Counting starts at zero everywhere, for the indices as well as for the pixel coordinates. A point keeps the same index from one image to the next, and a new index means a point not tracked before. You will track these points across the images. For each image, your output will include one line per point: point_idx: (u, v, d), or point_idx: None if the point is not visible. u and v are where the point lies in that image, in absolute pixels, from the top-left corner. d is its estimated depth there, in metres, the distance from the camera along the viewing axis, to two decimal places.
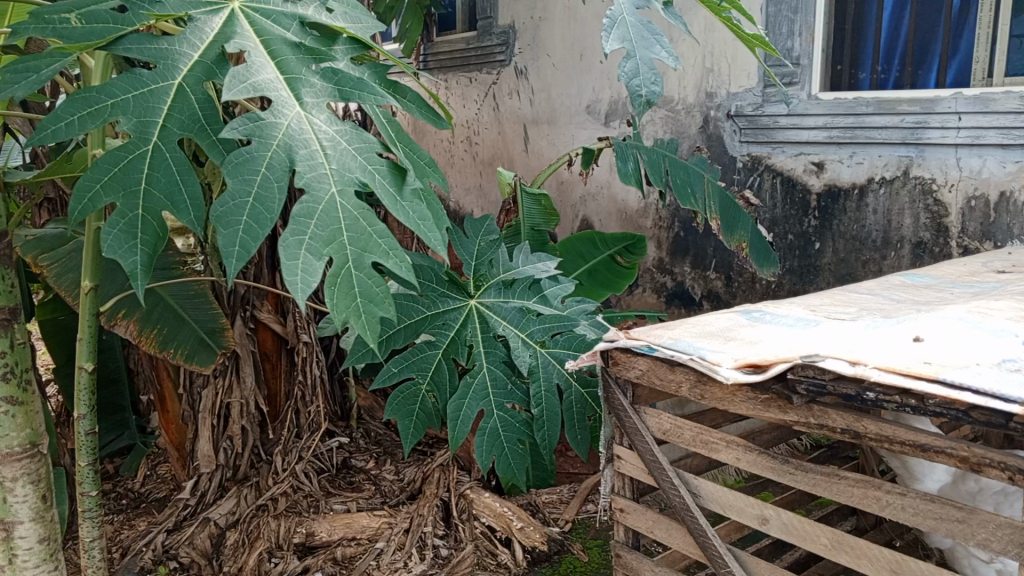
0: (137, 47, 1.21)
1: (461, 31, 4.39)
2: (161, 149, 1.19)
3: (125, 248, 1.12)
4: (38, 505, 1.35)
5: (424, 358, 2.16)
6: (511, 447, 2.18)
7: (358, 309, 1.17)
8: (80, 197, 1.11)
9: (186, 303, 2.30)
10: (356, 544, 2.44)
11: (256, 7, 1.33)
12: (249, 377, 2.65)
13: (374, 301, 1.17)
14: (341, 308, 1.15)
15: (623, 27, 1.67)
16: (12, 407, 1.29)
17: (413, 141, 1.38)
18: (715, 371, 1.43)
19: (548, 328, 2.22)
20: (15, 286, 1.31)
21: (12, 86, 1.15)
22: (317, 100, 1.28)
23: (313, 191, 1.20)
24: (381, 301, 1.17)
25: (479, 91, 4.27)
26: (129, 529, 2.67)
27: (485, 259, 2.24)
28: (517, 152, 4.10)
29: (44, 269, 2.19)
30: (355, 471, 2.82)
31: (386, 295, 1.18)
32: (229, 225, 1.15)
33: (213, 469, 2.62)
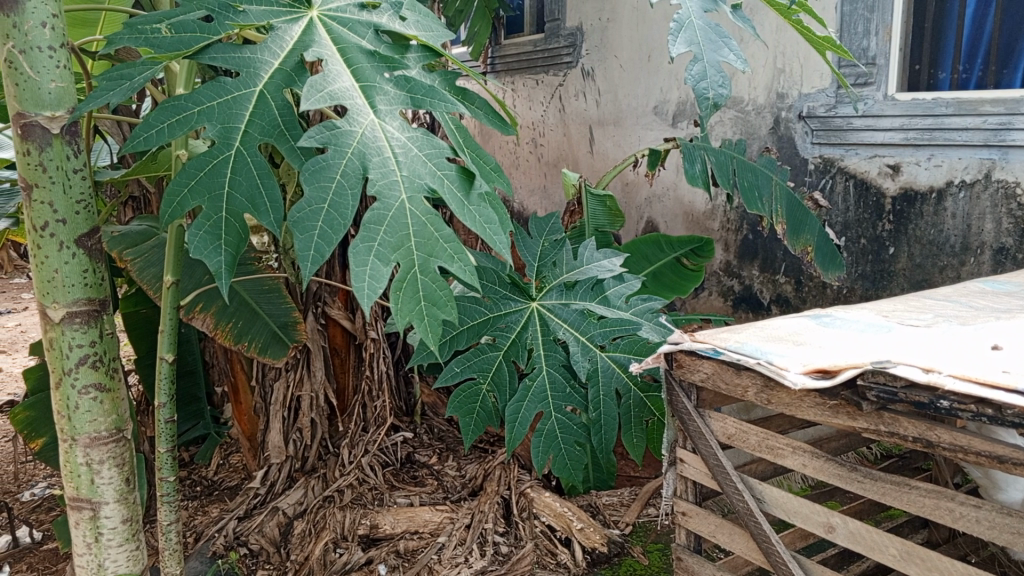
0: (222, 56, 1.27)
1: (529, 33, 4.42)
2: (243, 154, 1.24)
3: (210, 249, 1.18)
4: (121, 487, 1.42)
5: (485, 358, 2.19)
6: (568, 448, 2.18)
7: (421, 312, 1.20)
8: (170, 201, 1.18)
9: (259, 297, 2.41)
10: (418, 537, 2.48)
11: (333, 16, 1.38)
12: (318, 371, 2.75)
13: (437, 305, 1.21)
14: (406, 312, 1.20)
15: (691, 30, 1.66)
16: (101, 393, 1.36)
17: (481, 147, 1.38)
18: (782, 375, 1.41)
19: (609, 333, 2.22)
20: (105, 279, 1.36)
21: (107, 94, 1.22)
22: (390, 107, 1.32)
23: (384, 198, 1.23)
24: (443, 305, 1.21)
25: (546, 92, 4.30)
26: (202, 515, 2.78)
27: (548, 260, 2.25)
28: (583, 153, 4.10)
29: (128, 264, 2.29)
30: (418, 465, 2.86)
31: (449, 299, 1.21)
32: (304, 230, 1.20)
33: (283, 460, 2.72)
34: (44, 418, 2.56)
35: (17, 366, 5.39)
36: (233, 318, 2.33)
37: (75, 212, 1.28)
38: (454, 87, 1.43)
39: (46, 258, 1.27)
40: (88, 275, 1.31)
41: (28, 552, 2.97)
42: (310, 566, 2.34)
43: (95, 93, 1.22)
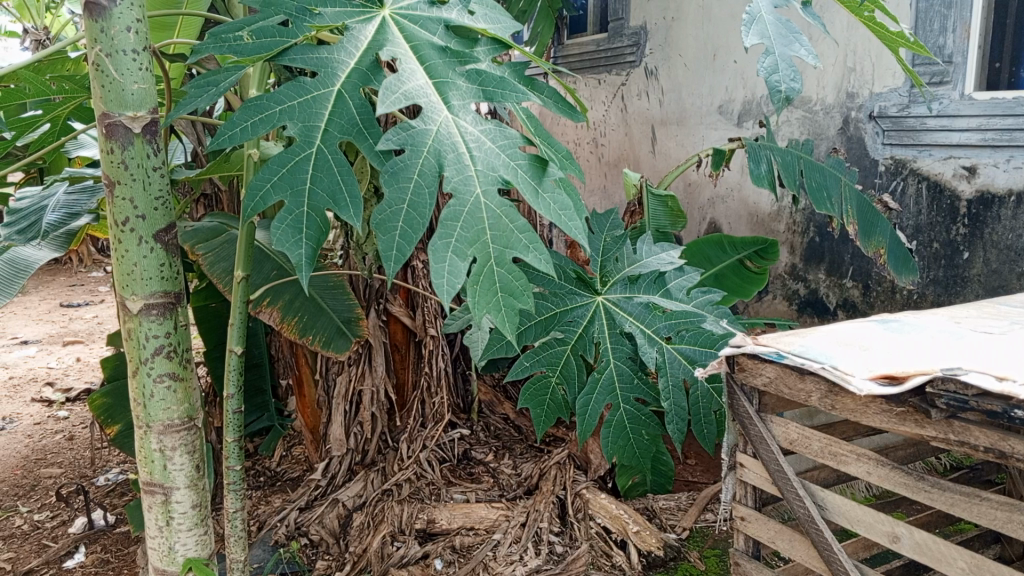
0: (300, 57, 1.31)
1: (592, 32, 4.41)
2: (324, 151, 1.27)
3: (292, 241, 1.20)
4: (192, 473, 1.48)
5: (552, 353, 2.21)
6: (637, 437, 2.21)
7: (500, 303, 1.24)
8: (253, 195, 1.22)
9: (324, 292, 2.47)
10: (474, 533, 2.50)
11: (405, 14, 1.41)
12: (379, 365, 2.80)
13: (515, 294, 1.24)
14: (484, 302, 1.23)
15: (761, 24, 1.64)
16: (175, 382, 1.42)
17: (549, 135, 1.43)
18: (847, 381, 1.38)
19: (675, 325, 2.18)
20: (180, 273, 1.42)
21: (195, 99, 1.27)
22: (463, 101, 1.33)
23: (460, 195, 1.25)
24: (521, 295, 1.24)
25: (608, 92, 4.29)
26: (265, 505, 2.86)
27: (611, 255, 2.24)
28: (644, 153, 4.08)
29: (200, 257, 2.38)
30: (474, 462, 2.89)
31: (525, 288, 1.24)
32: (387, 231, 1.22)
33: (344, 452, 2.78)
34: (119, 405, 2.68)
35: (94, 356, 5.65)
36: (298, 312, 2.40)
37: (154, 208, 1.34)
38: (522, 78, 1.45)
39: (126, 252, 1.33)
40: (164, 268, 1.37)
41: (103, 534, 3.11)
42: (367, 559, 2.37)
43: (185, 99, 1.27)
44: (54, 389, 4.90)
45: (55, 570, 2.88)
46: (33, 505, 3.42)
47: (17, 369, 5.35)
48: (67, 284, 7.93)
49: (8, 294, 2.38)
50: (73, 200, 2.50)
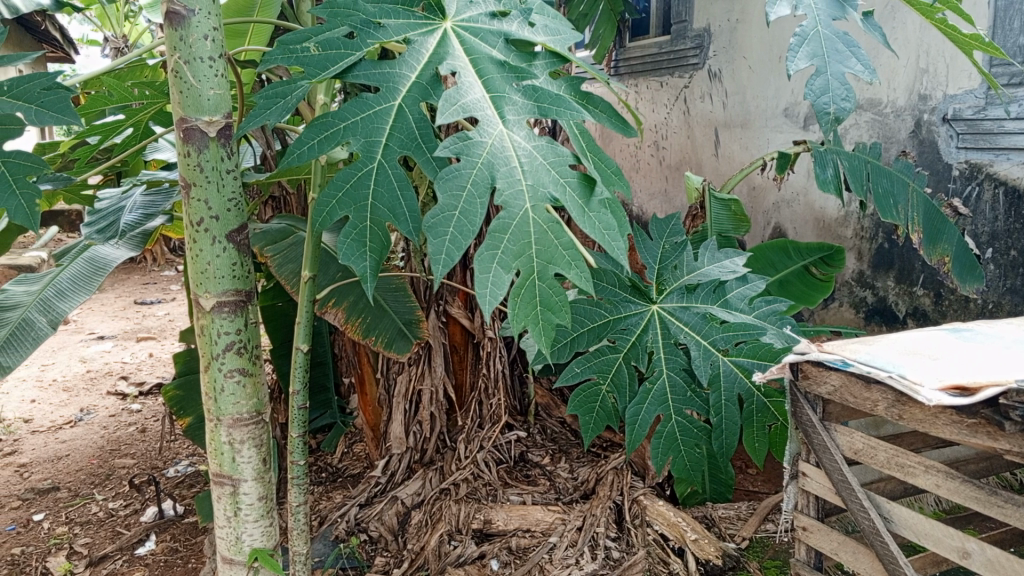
0: (364, 73, 1.34)
1: (654, 35, 4.40)
2: (385, 166, 1.29)
3: (356, 254, 1.25)
4: (259, 466, 1.53)
5: (604, 360, 2.18)
6: (688, 451, 2.17)
7: (537, 317, 1.26)
8: (320, 211, 1.25)
9: (388, 295, 2.52)
10: (531, 535, 2.51)
11: (466, 26, 1.43)
12: (439, 366, 2.84)
13: (553, 309, 1.26)
14: (522, 317, 1.25)
15: (815, 41, 1.65)
16: (244, 376, 1.47)
17: (603, 151, 1.41)
18: (915, 392, 1.34)
19: (733, 337, 2.12)
20: (251, 272, 1.47)
21: (266, 112, 1.31)
22: (518, 117, 1.35)
23: (510, 207, 1.26)
24: (558, 310, 1.25)
25: (670, 95, 4.26)
26: (327, 500, 2.93)
27: (668, 263, 2.19)
28: (707, 156, 4.03)
29: (269, 258, 2.45)
30: (531, 464, 2.89)
31: (563, 304, 1.25)
32: (437, 235, 1.24)
33: (403, 450, 2.83)
34: (190, 399, 2.79)
35: (166, 351, 5.87)
36: (362, 313, 2.45)
37: (227, 209, 1.39)
38: (578, 94, 1.45)
39: (200, 251, 1.38)
40: (236, 268, 1.42)
41: (172, 524, 3.22)
42: (425, 557, 2.42)
43: (255, 111, 1.31)
44: (129, 383, 5.11)
45: (128, 556, 3.00)
46: (108, 494, 3.57)
47: (94, 363, 5.59)
48: (142, 282, 8.25)
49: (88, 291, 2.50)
50: (149, 200, 2.63)
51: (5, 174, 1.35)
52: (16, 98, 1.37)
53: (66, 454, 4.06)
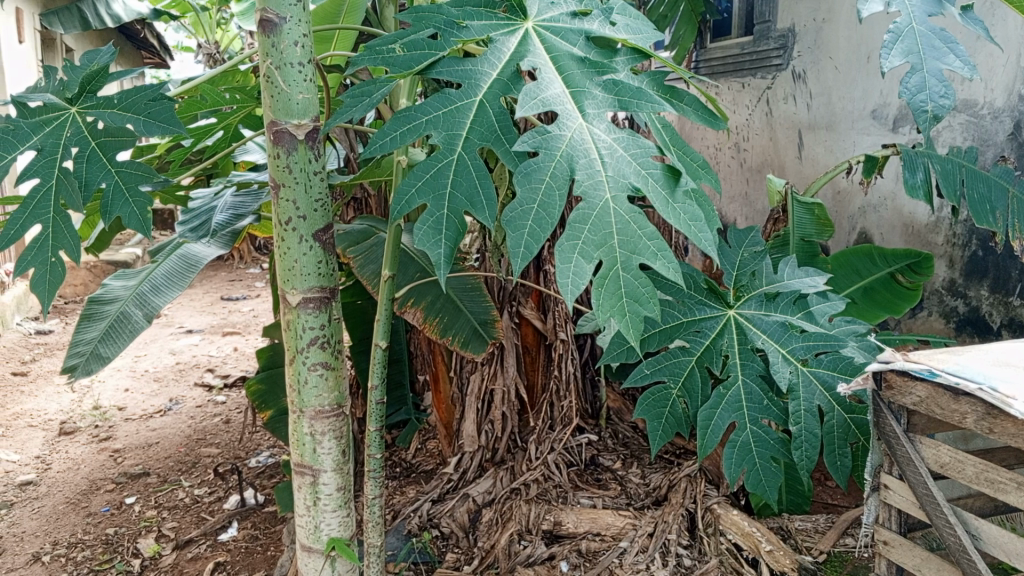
0: (448, 69, 1.35)
1: (735, 36, 4.34)
2: (464, 157, 1.29)
3: (432, 241, 1.24)
4: (338, 457, 1.59)
5: (676, 363, 2.08)
6: (762, 463, 2.02)
7: (623, 308, 1.24)
8: (399, 198, 1.25)
9: (464, 295, 2.58)
10: (601, 539, 2.50)
11: (547, 25, 1.44)
12: (511, 366, 2.88)
13: (639, 301, 1.23)
14: (606, 307, 1.24)
15: (911, 37, 1.61)
16: (327, 370, 1.52)
17: (687, 143, 1.42)
18: (1007, 405, 1.31)
19: (812, 347, 2.04)
20: (335, 270, 1.52)
21: (351, 108, 1.33)
22: (598, 111, 1.36)
23: (589, 198, 1.27)
24: (646, 301, 1.23)
25: (752, 96, 4.19)
26: (400, 495, 3.00)
27: (746, 270, 2.11)
28: (790, 158, 3.92)
29: (350, 259, 2.53)
30: (602, 468, 2.88)
31: (652, 295, 1.23)
32: (516, 228, 1.25)
33: (475, 449, 2.87)
34: (272, 392, 2.90)
35: (250, 345, 6.10)
36: (440, 313, 2.51)
37: (313, 209, 1.44)
38: (662, 87, 1.45)
39: (288, 248, 1.45)
40: (322, 265, 1.48)
41: (253, 512, 3.34)
42: (495, 555, 2.45)
43: (341, 109, 1.34)
44: (215, 375, 5.34)
45: (212, 542, 3.14)
46: (194, 481, 3.74)
47: (183, 355, 5.87)
48: (228, 279, 8.59)
49: (181, 287, 2.62)
50: (240, 202, 2.74)
51: (118, 182, 1.42)
52: (126, 110, 1.45)
53: (156, 441, 4.27)
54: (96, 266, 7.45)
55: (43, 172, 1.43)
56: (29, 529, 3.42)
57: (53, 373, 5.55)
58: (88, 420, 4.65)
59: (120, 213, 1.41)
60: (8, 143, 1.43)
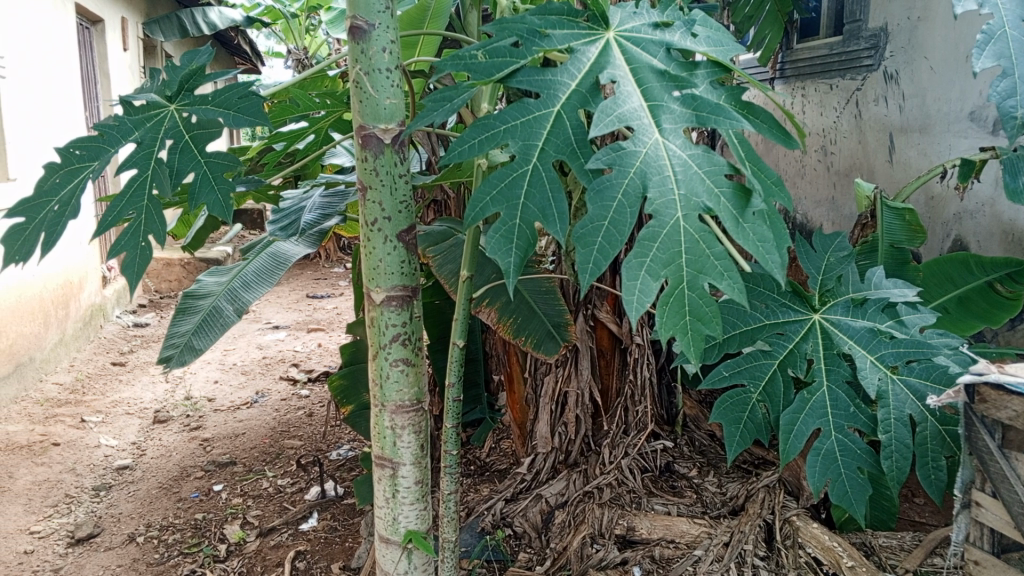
0: (527, 79, 1.36)
1: (824, 36, 4.24)
2: (539, 169, 1.31)
3: (503, 250, 1.27)
4: (417, 451, 1.63)
5: (758, 366, 1.99)
6: (849, 474, 1.90)
7: (686, 326, 1.25)
8: (474, 205, 1.28)
9: (537, 296, 2.60)
10: (675, 546, 2.47)
11: (628, 36, 1.45)
12: (585, 368, 2.87)
13: (704, 320, 1.24)
14: (670, 325, 1.25)
15: (1003, 41, 1.58)
16: (407, 366, 1.57)
17: (762, 160, 1.40)
18: None
19: (903, 355, 1.93)
20: (418, 269, 1.57)
21: (432, 113, 1.35)
22: (675, 126, 1.35)
23: (660, 216, 1.27)
24: (709, 320, 1.24)
25: (840, 98, 4.08)
26: (474, 492, 3.06)
27: (833, 274, 2.06)
28: (880, 163, 3.79)
29: (430, 259, 2.59)
30: (678, 475, 2.86)
31: (715, 315, 1.24)
32: (586, 244, 1.26)
33: (549, 450, 2.91)
34: (352, 388, 2.99)
35: (333, 342, 6.28)
36: (514, 313, 2.55)
37: (398, 211, 1.49)
38: (738, 103, 1.44)
39: (374, 248, 1.50)
40: (405, 264, 1.53)
41: (332, 504, 3.44)
42: (567, 557, 2.48)
43: (422, 114, 1.36)
44: (299, 370, 5.53)
45: (293, 530, 3.26)
46: (278, 471, 3.88)
47: (270, 350, 6.10)
48: (314, 278, 8.88)
49: (269, 284, 2.75)
50: (328, 202, 2.83)
51: (206, 172, 1.50)
52: (218, 105, 1.53)
53: (243, 432, 4.46)
54: (189, 263, 7.83)
55: (141, 162, 1.49)
56: (125, 511, 3.64)
57: (149, 364, 5.85)
58: (180, 409, 4.90)
59: (205, 200, 1.50)
60: (113, 138, 1.53)
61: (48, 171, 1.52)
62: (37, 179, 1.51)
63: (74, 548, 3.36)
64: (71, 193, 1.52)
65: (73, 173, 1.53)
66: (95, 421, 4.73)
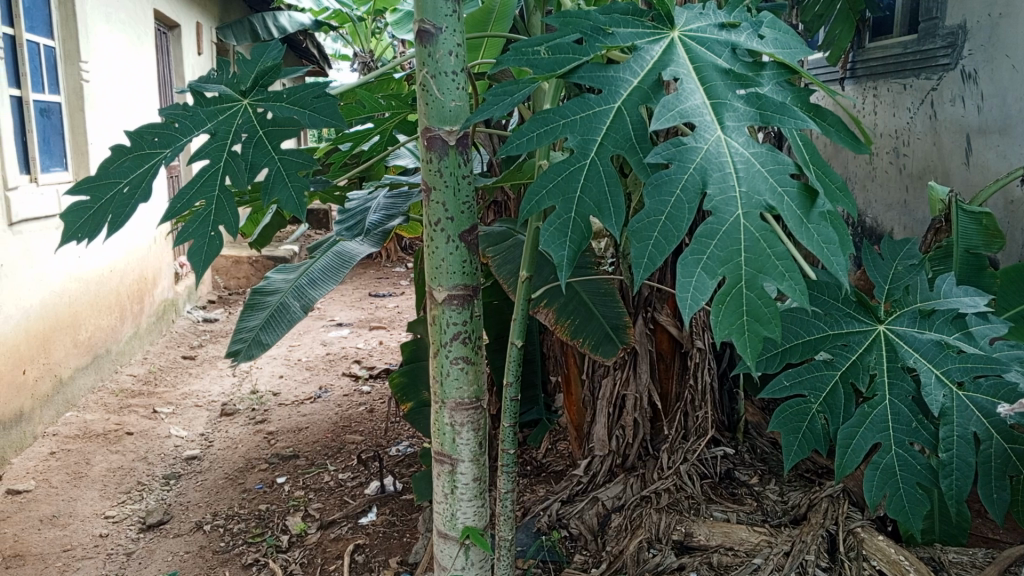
0: (588, 75, 1.37)
1: (897, 35, 4.14)
2: (597, 163, 1.31)
3: (557, 242, 1.28)
4: (475, 448, 1.66)
5: (819, 376, 1.92)
6: (907, 490, 1.85)
7: (743, 326, 1.24)
8: (530, 198, 1.29)
9: (597, 299, 2.59)
10: (734, 554, 2.42)
11: (694, 35, 1.45)
12: (644, 373, 2.87)
13: (761, 321, 1.22)
14: (726, 325, 1.24)
15: None
16: (467, 364, 1.60)
17: (828, 163, 1.37)
18: None
19: (970, 370, 1.88)
20: (479, 270, 1.58)
21: (492, 106, 1.36)
22: (738, 124, 1.34)
23: (720, 213, 1.26)
24: (768, 322, 1.22)
25: (914, 98, 3.97)
26: (531, 492, 3.08)
27: (900, 284, 2.01)
28: (956, 165, 3.66)
29: (489, 259, 2.62)
30: (738, 483, 2.81)
31: (775, 317, 1.22)
32: (642, 240, 1.26)
33: (606, 453, 2.91)
34: (411, 386, 3.03)
35: (394, 340, 6.38)
36: (572, 315, 2.56)
37: (461, 212, 1.52)
38: (806, 105, 1.42)
39: (436, 248, 1.53)
40: (467, 264, 1.55)
41: (391, 499, 3.50)
42: (623, 561, 2.47)
43: (483, 106, 1.37)
44: (361, 367, 5.64)
45: (353, 524, 3.32)
46: (339, 465, 3.97)
47: (333, 347, 6.23)
48: (376, 277, 9.05)
49: (336, 281, 2.82)
50: (392, 203, 2.88)
51: (280, 169, 1.53)
52: (294, 104, 1.58)
53: (306, 426, 4.57)
54: (257, 260, 8.06)
55: (214, 153, 1.55)
56: (193, 499, 3.77)
57: (217, 358, 6.05)
58: (246, 403, 5.05)
59: (279, 197, 1.52)
60: (185, 127, 1.60)
61: (116, 153, 1.58)
62: (105, 159, 1.57)
63: (145, 534, 3.50)
64: (142, 176, 1.59)
65: (142, 158, 1.60)
66: (166, 412, 4.92)
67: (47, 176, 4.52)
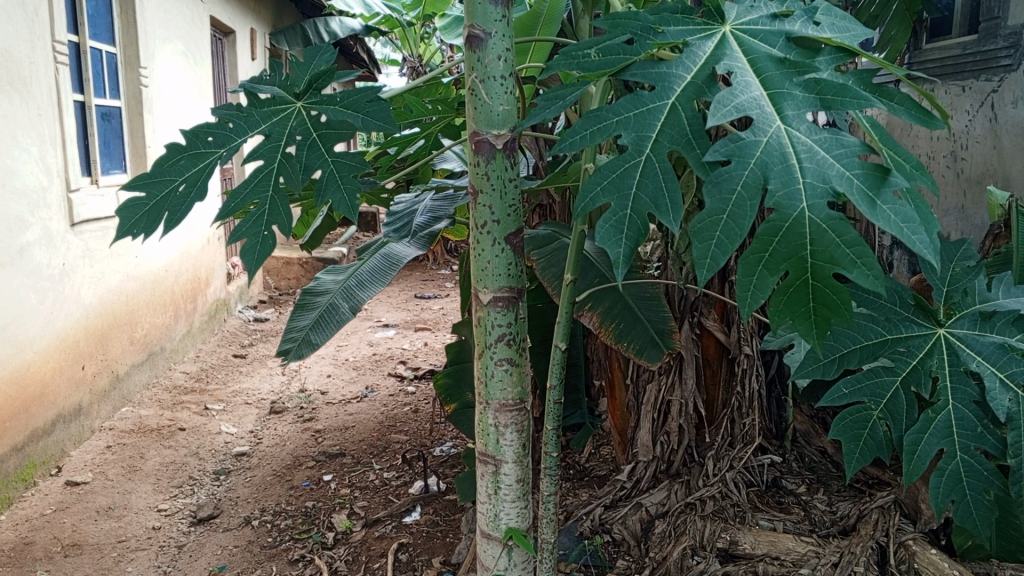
0: (641, 72, 1.37)
1: (956, 36, 4.03)
2: (653, 159, 1.31)
3: (613, 241, 1.28)
4: (520, 449, 1.67)
5: (880, 383, 1.88)
6: (975, 497, 1.81)
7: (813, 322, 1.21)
8: (584, 197, 1.29)
9: (642, 304, 2.59)
10: (780, 564, 2.37)
11: (746, 28, 1.43)
12: (690, 379, 2.84)
13: (831, 309, 1.18)
14: (785, 314, 1.22)
15: None
16: (511, 365, 1.61)
17: (898, 144, 1.34)
18: None
19: None
20: (525, 272, 1.59)
21: (544, 109, 1.37)
22: (798, 112, 1.29)
23: (783, 209, 1.21)
24: (839, 309, 1.18)
25: (973, 100, 3.86)
26: (574, 496, 3.08)
27: (959, 286, 1.94)
28: (1017, 168, 3.54)
29: (534, 262, 2.63)
30: (785, 492, 2.77)
31: (844, 304, 1.18)
32: (703, 240, 1.23)
33: (650, 459, 2.90)
34: (456, 387, 3.06)
35: (439, 341, 6.43)
36: (616, 318, 2.55)
37: (506, 214, 1.53)
38: (869, 85, 1.37)
39: (482, 251, 1.55)
40: (512, 267, 1.56)
41: (435, 499, 3.53)
42: (665, 567, 2.45)
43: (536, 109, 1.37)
44: (406, 367, 5.71)
45: (397, 523, 3.35)
46: (384, 464, 4.02)
47: (379, 348, 6.31)
48: (421, 279, 9.14)
49: (383, 283, 2.86)
50: (438, 205, 2.92)
51: (333, 171, 1.57)
52: (347, 107, 1.61)
53: (352, 425, 4.64)
54: (307, 262, 8.22)
55: (268, 155, 1.60)
56: (242, 495, 3.87)
57: (267, 357, 6.18)
58: (295, 401, 5.15)
59: (331, 197, 1.55)
60: (240, 127, 1.64)
61: (173, 152, 1.63)
62: (160, 158, 1.63)
63: (195, 527, 3.59)
64: (197, 174, 1.64)
65: (198, 157, 1.65)
66: (217, 409, 5.04)
67: (108, 178, 4.68)
